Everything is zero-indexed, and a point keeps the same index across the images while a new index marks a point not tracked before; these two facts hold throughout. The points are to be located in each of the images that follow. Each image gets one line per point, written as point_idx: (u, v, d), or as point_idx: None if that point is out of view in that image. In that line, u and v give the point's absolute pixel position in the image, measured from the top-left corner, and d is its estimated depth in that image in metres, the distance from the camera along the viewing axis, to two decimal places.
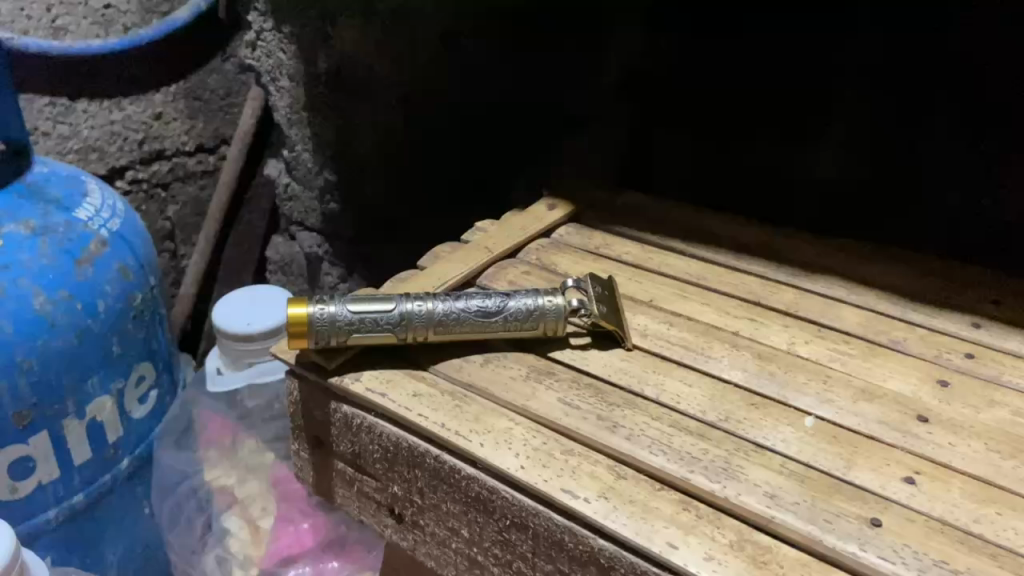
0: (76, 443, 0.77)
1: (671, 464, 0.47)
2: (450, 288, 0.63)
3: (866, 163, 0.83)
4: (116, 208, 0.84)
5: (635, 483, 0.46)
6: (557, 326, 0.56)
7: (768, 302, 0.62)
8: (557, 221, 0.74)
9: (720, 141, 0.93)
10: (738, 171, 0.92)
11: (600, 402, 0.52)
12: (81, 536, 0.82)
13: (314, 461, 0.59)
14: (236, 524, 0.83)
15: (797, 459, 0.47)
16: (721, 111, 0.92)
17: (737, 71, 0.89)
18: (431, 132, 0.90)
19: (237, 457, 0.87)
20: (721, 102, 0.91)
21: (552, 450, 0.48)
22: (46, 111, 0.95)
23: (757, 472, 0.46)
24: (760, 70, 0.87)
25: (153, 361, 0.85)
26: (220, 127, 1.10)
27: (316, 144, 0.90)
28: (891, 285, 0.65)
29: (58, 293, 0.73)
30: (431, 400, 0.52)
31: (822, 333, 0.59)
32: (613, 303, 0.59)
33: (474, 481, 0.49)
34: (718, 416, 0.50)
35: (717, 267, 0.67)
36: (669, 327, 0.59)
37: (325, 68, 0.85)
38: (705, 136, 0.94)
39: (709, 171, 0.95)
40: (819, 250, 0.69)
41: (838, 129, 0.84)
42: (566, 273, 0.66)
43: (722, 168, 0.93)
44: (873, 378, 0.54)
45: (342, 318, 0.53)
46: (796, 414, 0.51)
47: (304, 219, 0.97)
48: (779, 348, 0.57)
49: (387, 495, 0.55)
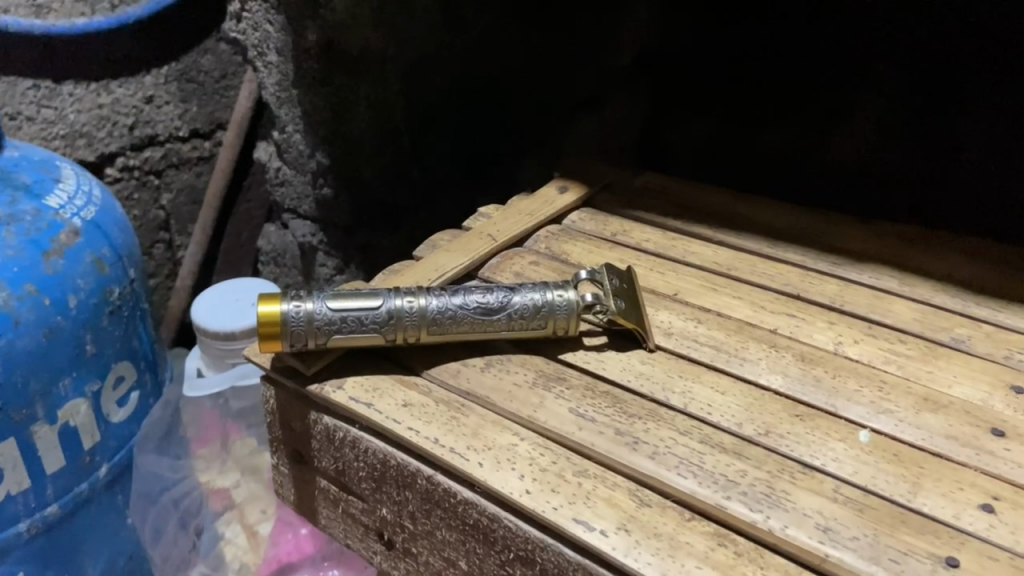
0: (47, 451, 0.71)
1: (703, 489, 0.39)
2: (449, 281, 0.56)
3: (898, 145, 0.76)
4: (92, 194, 0.77)
5: (661, 512, 0.39)
6: (568, 325, 0.49)
7: (810, 295, 0.55)
8: (570, 204, 0.66)
9: (733, 124, 0.87)
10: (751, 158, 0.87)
11: (619, 413, 0.45)
12: (56, 549, 0.76)
13: (295, 477, 0.52)
14: (235, 530, 0.76)
15: (852, 483, 0.40)
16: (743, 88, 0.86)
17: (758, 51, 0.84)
18: (431, 112, 0.83)
19: (233, 459, 0.80)
20: (747, 84, 0.85)
21: (563, 472, 0.41)
22: (30, 94, 0.89)
23: (806, 500, 0.39)
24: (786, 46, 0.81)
25: (133, 360, 0.79)
26: (215, 111, 1.02)
27: (306, 123, 0.80)
28: (943, 273, 0.57)
29: (23, 288, 0.66)
30: (423, 411, 0.45)
31: (873, 331, 0.51)
32: (633, 296, 0.51)
33: (473, 507, 0.42)
34: (756, 429, 0.43)
35: (747, 255, 0.60)
36: (696, 325, 0.51)
37: (314, 42, 0.73)
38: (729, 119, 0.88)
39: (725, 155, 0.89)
40: (862, 233, 0.62)
41: (868, 107, 0.77)
42: (579, 264, 0.59)
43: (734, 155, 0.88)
44: (935, 384, 0.47)
45: (320, 317, 0.46)
46: (849, 427, 0.44)
47: (297, 206, 0.88)
48: (825, 349, 0.49)
49: (376, 519, 0.48)
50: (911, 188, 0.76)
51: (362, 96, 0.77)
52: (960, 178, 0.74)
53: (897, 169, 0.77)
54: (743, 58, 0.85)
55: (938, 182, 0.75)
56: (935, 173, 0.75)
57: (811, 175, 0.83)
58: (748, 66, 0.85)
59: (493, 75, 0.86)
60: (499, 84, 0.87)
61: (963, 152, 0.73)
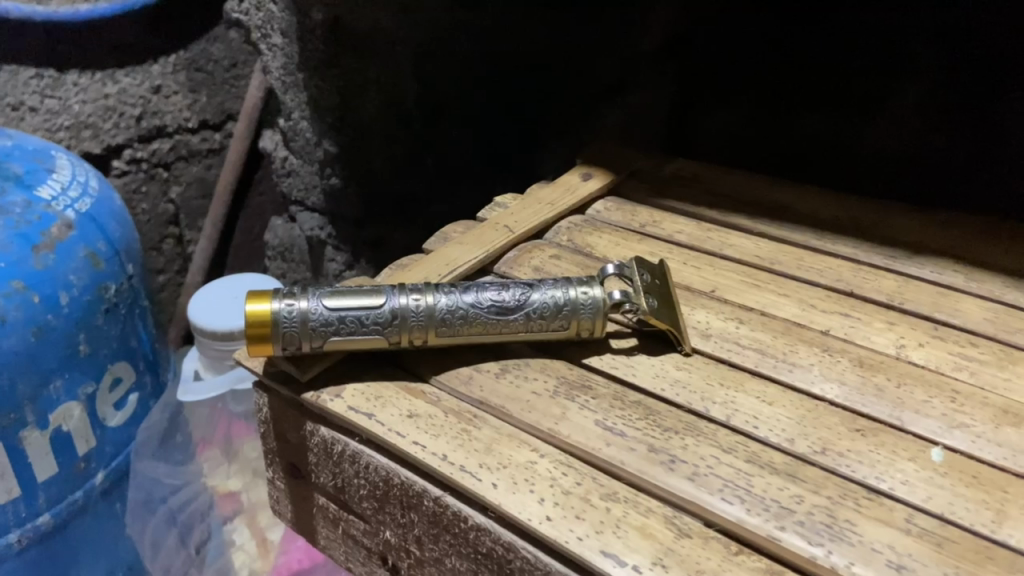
0: (39, 457, 0.67)
1: (752, 518, 0.34)
2: (460, 277, 0.50)
3: (947, 131, 0.69)
4: (88, 185, 0.73)
5: (703, 544, 0.34)
6: (593, 326, 0.44)
7: (866, 292, 0.49)
8: (594, 193, 0.61)
9: (763, 115, 0.79)
10: (787, 150, 0.78)
11: (653, 427, 0.39)
12: (50, 558, 0.72)
13: (292, 493, 0.48)
14: (244, 535, 0.69)
15: (925, 511, 0.35)
16: (768, 82, 0.78)
17: (786, 40, 0.76)
18: (442, 101, 0.78)
19: (240, 461, 0.72)
20: (769, 73, 0.78)
21: (588, 494, 0.36)
22: (32, 84, 0.84)
23: (874, 532, 0.34)
24: (816, 34, 0.74)
25: (131, 361, 0.75)
26: (225, 102, 0.98)
27: (314, 108, 0.75)
28: (1012, 268, 0.51)
29: (10, 285, 0.62)
30: (429, 423, 0.40)
31: (940, 333, 0.45)
32: (666, 295, 0.46)
33: (486, 534, 0.37)
34: (811, 447, 0.38)
35: (794, 249, 0.54)
36: (738, 326, 0.46)
37: (320, 22, 0.69)
38: (759, 106, 0.80)
39: (756, 145, 0.81)
40: (920, 223, 0.56)
41: (911, 92, 0.70)
42: (604, 258, 0.53)
43: (768, 147, 0.80)
44: (1015, 394, 0.41)
45: (315, 316, 0.41)
46: (918, 444, 0.38)
47: (305, 198, 0.82)
48: (886, 353, 0.44)
49: (379, 542, 0.44)
50: (958, 178, 0.70)
51: (372, 79, 0.72)
52: (1010, 164, 0.68)
53: (941, 151, 0.70)
54: (778, 42, 0.77)
55: (998, 172, 0.68)
56: (984, 158, 0.68)
57: (851, 164, 0.75)
58: (779, 57, 0.77)
59: (505, 67, 0.81)
60: (508, 72, 0.82)
61: (1012, 136, 0.67)
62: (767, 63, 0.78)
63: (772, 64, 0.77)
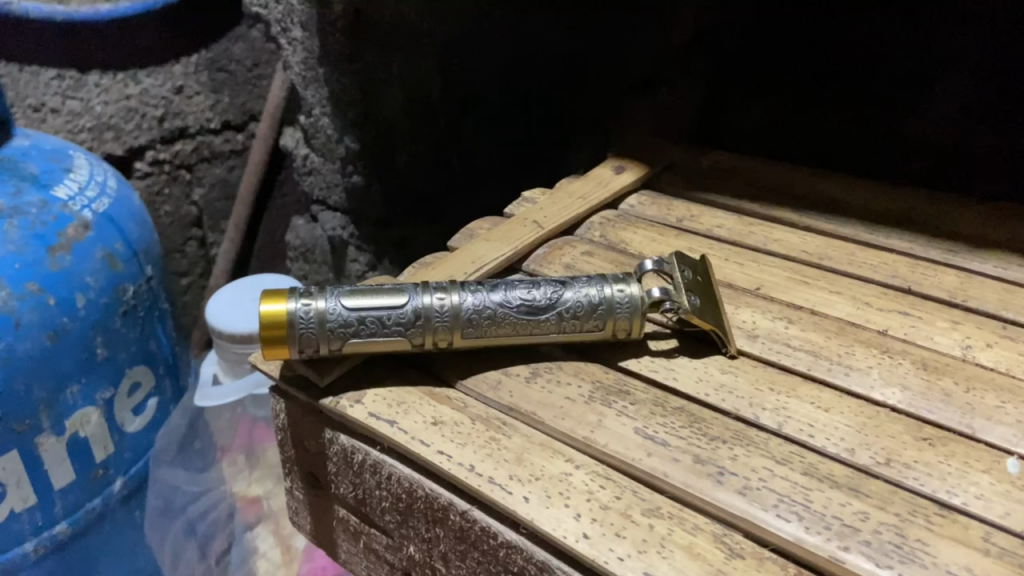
0: (56, 464, 0.65)
1: (811, 537, 0.31)
2: (486, 275, 0.48)
3: (991, 130, 0.60)
4: (106, 185, 0.71)
5: (758, 566, 0.30)
6: (630, 326, 0.41)
7: (925, 289, 0.45)
8: (627, 186, 0.58)
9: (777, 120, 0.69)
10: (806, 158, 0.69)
11: (698, 435, 0.36)
12: (68, 567, 0.71)
13: (312, 505, 0.45)
14: (268, 542, 0.66)
15: (1005, 530, 0.31)
16: (786, 83, 0.68)
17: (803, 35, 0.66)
18: (468, 99, 0.76)
19: (262, 467, 0.69)
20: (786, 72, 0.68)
21: (628, 510, 0.33)
22: (54, 85, 0.83)
23: (948, 553, 0.30)
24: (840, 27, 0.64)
25: (150, 365, 0.73)
26: (248, 102, 0.96)
27: (335, 102, 0.72)
28: None
29: (25, 287, 0.60)
30: (455, 431, 0.37)
31: (1008, 332, 0.42)
32: (708, 292, 0.43)
33: (517, 552, 0.34)
34: (874, 457, 0.34)
35: (844, 244, 0.50)
36: (788, 325, 0.43)
37: (341, 13, 0.67)
38: (774, 109, 0.69)
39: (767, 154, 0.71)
40: (975, 216, 0.52)
41: (951, 87, 0.61)
42: (640, 254, 0.50)
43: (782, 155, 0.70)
44: None
45: (334, 317, 0.38)
46: (993, 455, 0.34)
47: (325, 196, 0.80)
48: (952, 355, 0.40)
49: (403, 558, 0.41)
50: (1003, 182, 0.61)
51: (395, 75, 0.70)
52: None
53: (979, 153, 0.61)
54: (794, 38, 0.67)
55: None
56: None
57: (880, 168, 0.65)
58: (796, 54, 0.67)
59: (522, 61, 0.77)
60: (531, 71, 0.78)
61: None
62: (784, 60, 0.68)
63: (792, 61, 0.68)
